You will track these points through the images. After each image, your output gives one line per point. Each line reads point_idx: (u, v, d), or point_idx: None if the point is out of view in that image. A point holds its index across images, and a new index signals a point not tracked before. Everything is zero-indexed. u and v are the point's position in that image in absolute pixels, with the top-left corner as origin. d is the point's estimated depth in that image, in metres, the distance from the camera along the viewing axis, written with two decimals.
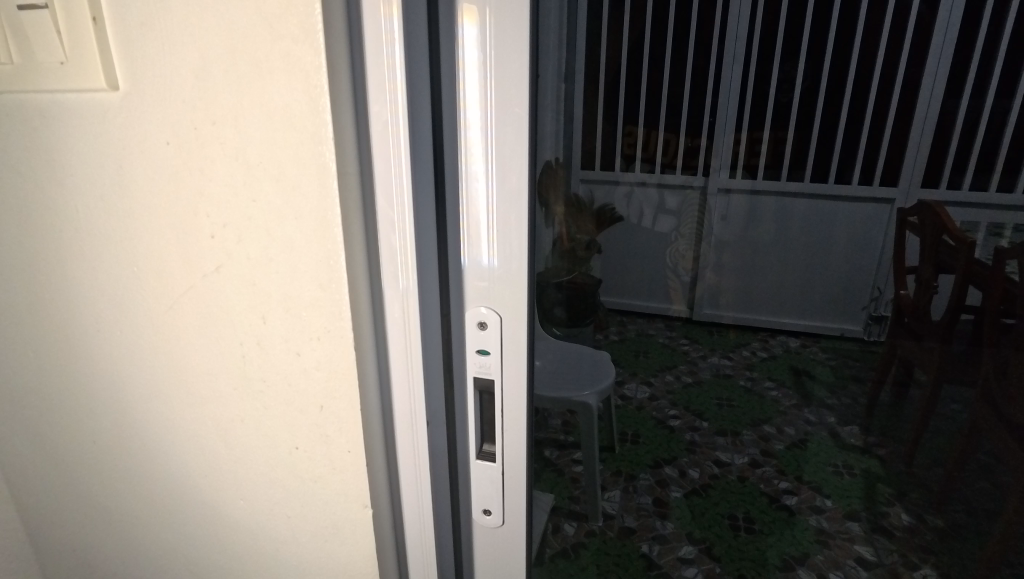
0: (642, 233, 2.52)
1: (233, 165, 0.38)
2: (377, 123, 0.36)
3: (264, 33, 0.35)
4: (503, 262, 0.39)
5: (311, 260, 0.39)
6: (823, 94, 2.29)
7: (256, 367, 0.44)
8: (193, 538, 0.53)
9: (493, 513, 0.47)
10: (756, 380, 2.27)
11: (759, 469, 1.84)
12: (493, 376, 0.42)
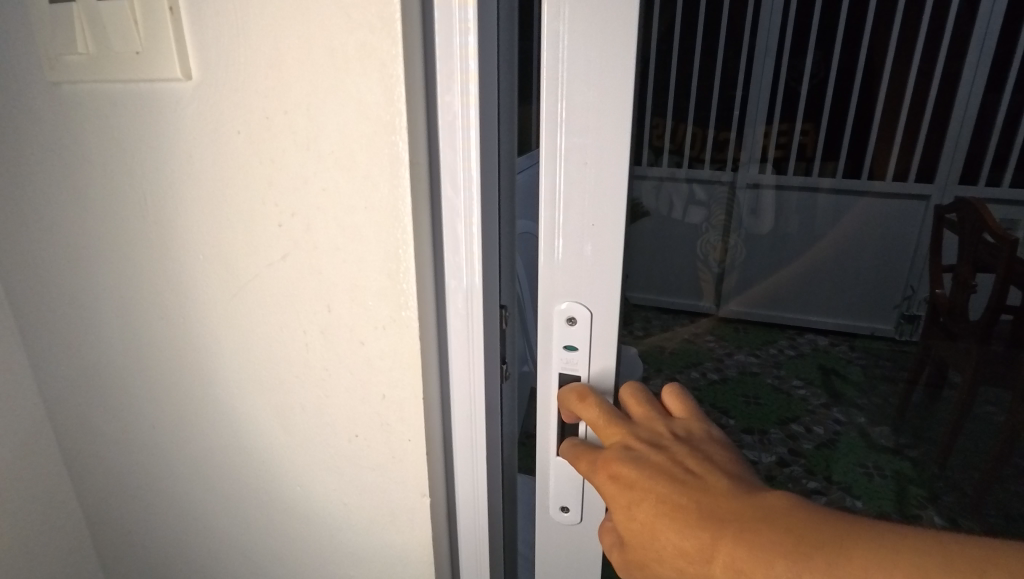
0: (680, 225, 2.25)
1: (305, 154, 0.46)
2: (448, 113, 0.46)
3: (341, 23, 0.42)
4: (593, 255, 0.49)
5: (377, 240, 0.47)
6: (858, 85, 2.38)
7: (322, 330, 0.52)
8: (319, 507, 0.61)
9: (571, 512, 0.59)
10: (784, 378, 2.42)
11: (788, 468, 2.03)
12: (580, 369, 0.53)
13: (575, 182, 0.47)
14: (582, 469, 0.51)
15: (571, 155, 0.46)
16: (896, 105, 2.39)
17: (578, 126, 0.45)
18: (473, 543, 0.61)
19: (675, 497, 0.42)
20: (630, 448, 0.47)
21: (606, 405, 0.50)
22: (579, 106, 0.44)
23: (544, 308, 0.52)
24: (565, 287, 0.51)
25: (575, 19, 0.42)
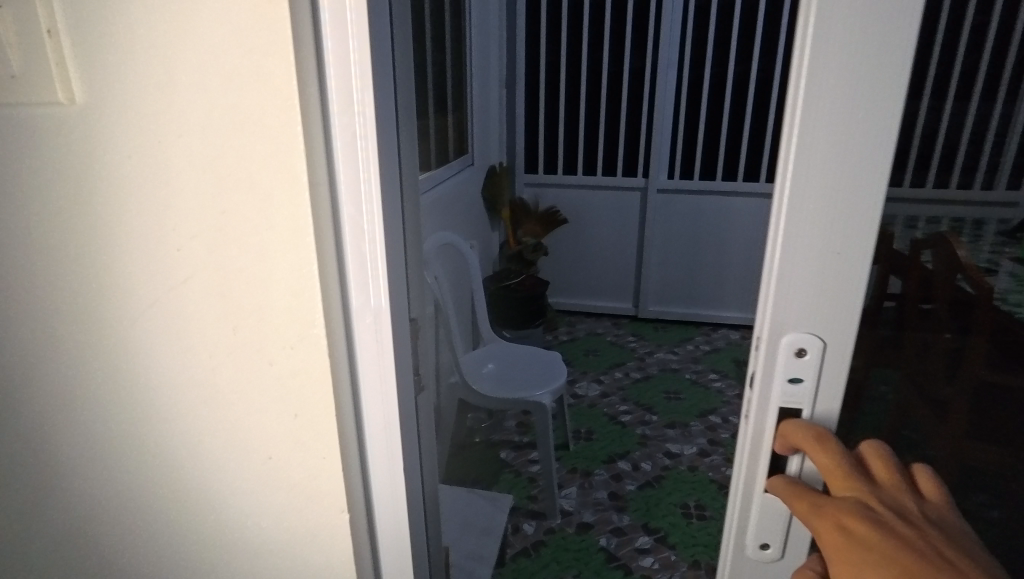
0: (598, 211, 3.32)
1: (202, 174, 0.46)
2: (348, 136, 0.46)
3: (235, 47, 0.43)
4: (831, 283, 0.53)
5: (282, 259, 0.48)
6: (752, 94, 3.03)
7: (230, 352, 0.52)
8: (235, 532, 0.60)
9: (772, 548, 0.63)
10: (702, 373, 2.84)
11: (708, 458, 2.21)
12: (801, 403, 0.57)
13: (818, 223, 0.51)
14: (800, 509, 0.55)
15: (818, 191, 0.50)
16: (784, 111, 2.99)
17: (831, 167, 0.49)
18: (395, 558, 0.61)
19: (922, 571, 0.46)
20: (871, 509, 0.51)
21: (847, 458, 0.54)
22: (839, 142, 0.49)
23: (770, 343, 0.56)
24: (797, 320, 0.54)
25: (835, 89, 0.47)
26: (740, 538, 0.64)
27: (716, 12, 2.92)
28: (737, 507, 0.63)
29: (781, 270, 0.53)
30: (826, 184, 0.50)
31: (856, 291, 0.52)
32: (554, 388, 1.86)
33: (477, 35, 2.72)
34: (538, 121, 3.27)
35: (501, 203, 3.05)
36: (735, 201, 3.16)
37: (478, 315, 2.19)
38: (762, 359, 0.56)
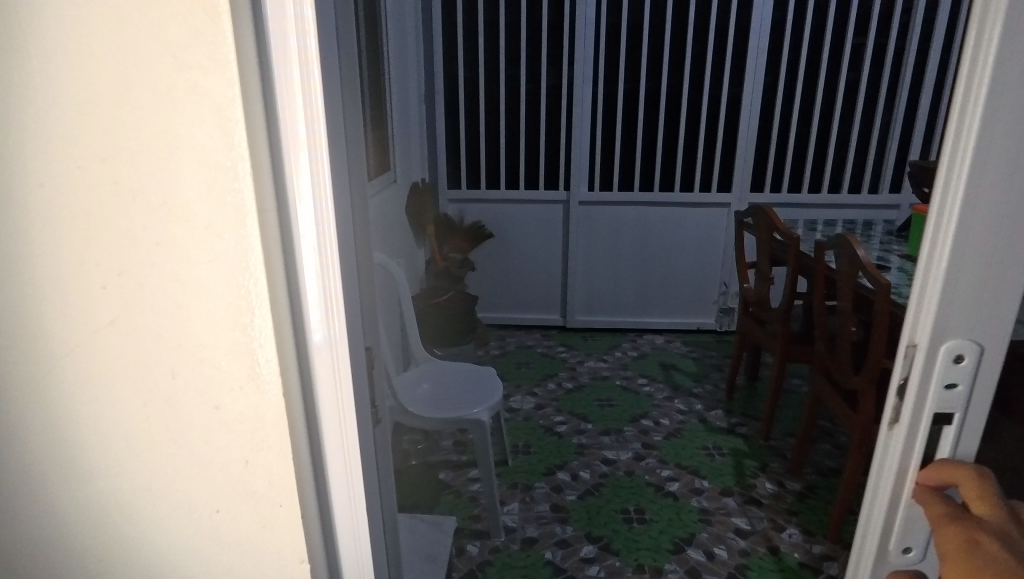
0: (522, 225, 3.35)
1: (153, 187, 0.51)
2: (291, 152, 0.51)
3: (178, 71, 0.49)
4: (996, 291, 0.61)
5: (232, 263, 0.53)
6: (664, 106, 3.17)
7: (179, 355, 0.56)
8: (188, 535, 0.62)
9: (913, 551, 0.72)
10: (632, 379, 2.92)
11: (643, 461, 2.27)
12: (953, 406, 0.65)
13: (981, 243, 0.59)
14: (938, 522, 0.65)
15: (986, 214, 0.58)
16: (696, 123, 3.18)
17: (996, 191, 0.57)
18: (352, 556, 0.64)
19: None
20: (1011, 538, 0.61)
21: (998, 493, 0.63)
22: (1007, 169, 0.57)
23: (931, 353, 0.63)
24: (960, 331, 0.62)
25: (1003, 123, 0.56)
26: (882, 544, 0.72)
27: (626, 30, 3.04)
28: (878, 514, 0.71)
29: (946, 284, 0.61)
30: (994, 207, 0.58)
31: (1010, 300, 0.61)
32: (491, 405, 1.83)
33: (394, 50, 2.69)
34: (460, 136, 3.27)
35: (426, 220, 3.02)
36: (652, 210, 3.28)
37: (410, 334, 2.15)
38: (923, 369, 0.64)
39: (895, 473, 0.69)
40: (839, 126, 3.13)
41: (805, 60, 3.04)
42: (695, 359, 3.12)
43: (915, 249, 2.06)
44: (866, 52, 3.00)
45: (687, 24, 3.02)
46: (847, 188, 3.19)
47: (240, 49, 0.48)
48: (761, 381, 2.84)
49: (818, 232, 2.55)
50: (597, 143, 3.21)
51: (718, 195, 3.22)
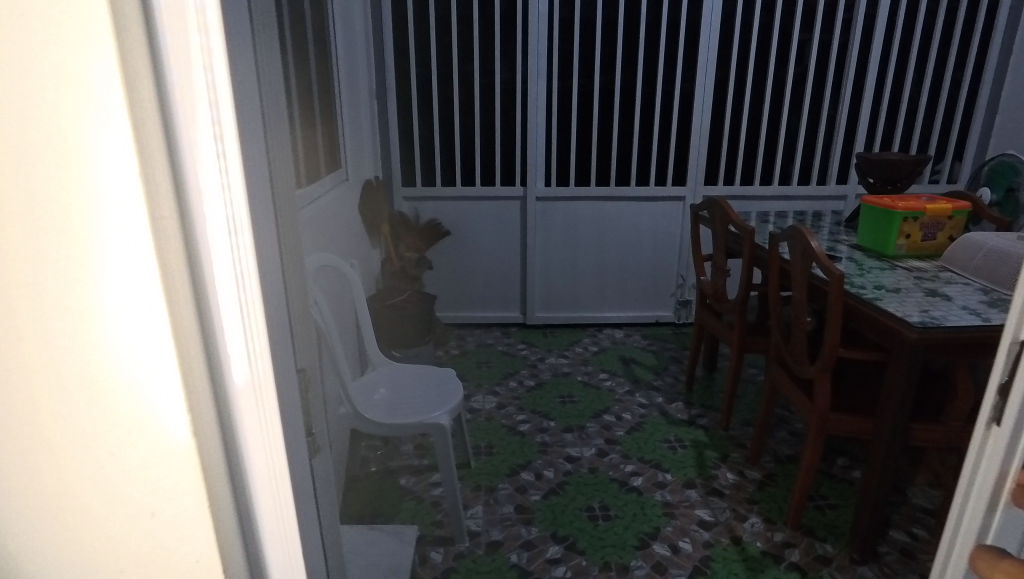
0: (478, 222, 3.31)
1: (33, 173, 0.48)
2: (189, 135, 0.48)
3: (56, 49, 0.46)
4: None
5: (128, 253, 0.50)
6: (619, 101, 3.16)
7: (71, 353, 0.52)
8: (89, 551, 0.58)
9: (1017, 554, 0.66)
10: (593, 374, 2.91)
11: (606, 457, 2.26)
12: None
13: None
14: None
15: None
16: (650, 118, 3.19)
17: None
18: (279, 561, 0.62)
19: None
20: None
21: None
22: None
23: None
24: None
25: None
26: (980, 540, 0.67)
27: (579, 25, 3.02)
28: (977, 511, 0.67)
29: None
30: None
31: None
32: (450, 407, 1.78)
33: (342, 45, 2.60)
34: (413, 133, 3.20)
35: (380, 220, 2.94)
36: (609, 205, 3.29)
37: (365, 338, 2.08)
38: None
39: (996, 472, 0.65)
40: (788, 120, 3.19)
41: (754, 55, 3.07)
42: (654, 351, 3.15)
43: (864, 239, 2.11)
44: (813, 47, 3.06)
45: (639, 19, 3.02)
46: (796, 180, 3.27)
47: (128, 25, 0.46)
48: (718, 371, 2.88)
49: (771, 224, 2.59)
50: (552, 139, 3.19)
51: (672, 188, 3.25)
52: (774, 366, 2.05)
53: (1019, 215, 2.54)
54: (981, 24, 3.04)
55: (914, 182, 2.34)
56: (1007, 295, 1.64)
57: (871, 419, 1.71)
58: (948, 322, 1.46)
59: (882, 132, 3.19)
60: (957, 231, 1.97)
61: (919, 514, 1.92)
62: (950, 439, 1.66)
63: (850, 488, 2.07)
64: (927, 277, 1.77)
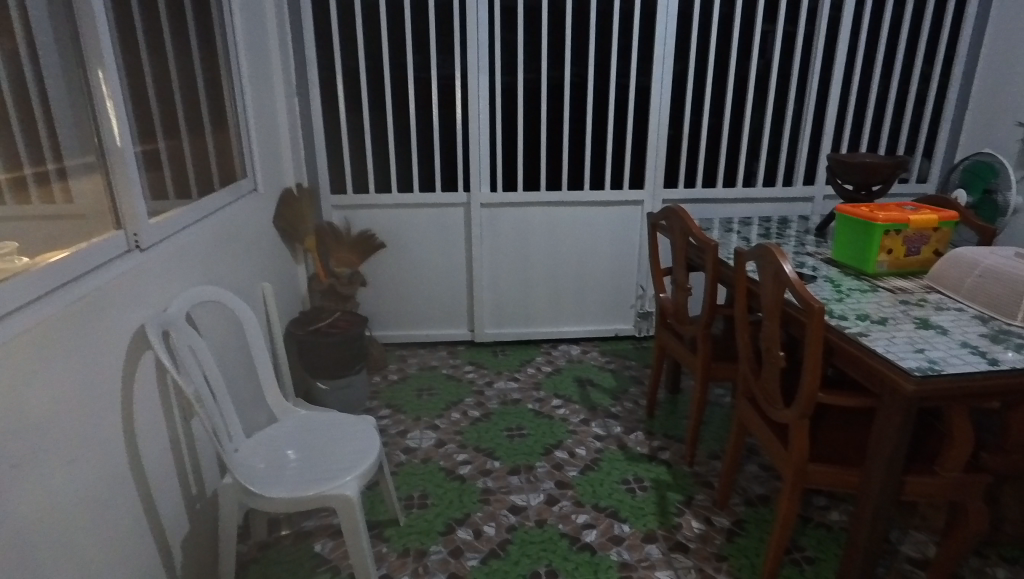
0: (418, 232, 3.00)
1: None
2: None
3: None
4: None
5: None
6: (569, 95, 2.86)
7: None
8: None
9: None
10: (545, 401, 2.63)
11: (556, 506, 1.98)
12: None
13: None
14: None
15: None
16: (603, 115, 2.91)
17: None
18: None
19: None
20: None
21: None
22: None
23: None
24: None
25: None
26: None
27: (522, 13, 2.71)
28: None
29: None
30: None
31: None
32: (359, 472, 1.51)
33: (245, 34, 2.24)
34: (341, 135, 2.85)
35: (304, 230, 2.61)
36: (561, 211, 3.01)
37: (266, 383, 1.77)
38: None
39: None
40: (752, 117, 2.95)
41: (714, 48, 2.83)
42: (613, 371, 2.88)
43: (840, 254, 1.87)
44: (776, 39, 2.82)
45: (589, 7, 2.73)
46: (760, 181, 3.04)
47: None
48: (682, 394, 2.64)
49: (735, 234, 2.35)
50: (496, 140, 2.89)
51: (629, 192, 2.98)
52: (744, 402, 1.80)
53: (999, 219, 2.35)
54: (952, 13, 2.84)
55: (891, 187, 2.11)
56: (1007, 325, 1.41)
57: (855, 470, 1.47)
58: (950, 368, 1.21)
59: (849, 130, 2.98)
60: (943, 245, 1.75)
61: (905, 565, 1.69)
62: (947, 493, 1.42)
63: (830, 535, 1.83)
64: (914, 304, 1.54)
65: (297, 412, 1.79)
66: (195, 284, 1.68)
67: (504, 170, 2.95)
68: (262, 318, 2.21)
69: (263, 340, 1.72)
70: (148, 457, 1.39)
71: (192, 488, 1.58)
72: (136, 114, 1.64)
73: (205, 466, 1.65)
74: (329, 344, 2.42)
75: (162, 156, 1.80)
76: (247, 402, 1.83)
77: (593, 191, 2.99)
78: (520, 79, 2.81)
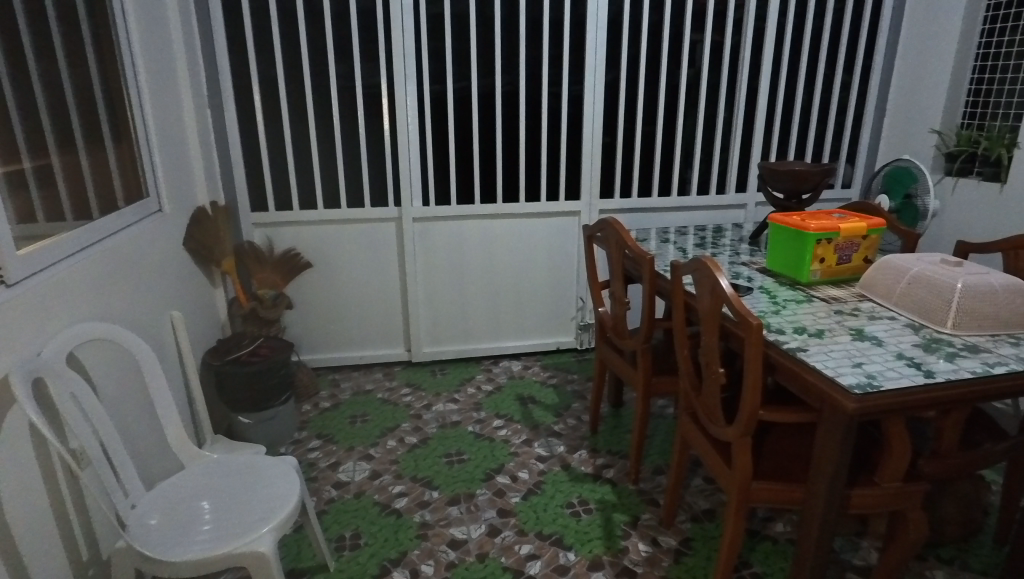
0: (347, 249, 2.85)
1: None
2: None
3: None
4: None
5: None
6: (501, 104, 2.78)
7: None
8: None
9: None
10: (486, 422, 2.52)
11: (498, 536, 1.88)
12: None
13: None
14: None
15: None
16: (536, 125, 2.84)
17: None
18: None
19: None
20: None
21: None
22: None
23: None
24: None
25: None
26: None
27: (449, 21, 2.62)
28: None
29: None
30: None
31: None
32: (276, 521, 1.36)
33: (145, 39, 2.05)
34: (259, 149, 2.68)
35: (220, 250, 2.41)
36: (497, 223, 2.93)
37: (168, 427, 1.59)
38: None
39: None
40: (685, 125, 2.95)
41: (645, 57, 2.81)
42: (555, 387, 2.81)
43: (774, 263, 1.86)
44: (705, 48, 2.83)
45: (517, 15, 2.67)
46: (694, 189, 3.05)
47: None
48: (625, 408, 2.59)
49: (672, 244, 2.32)
50: (427, 151, 2.78)
51: (566, 203, 2.93)
52: (686, 417, 1.75)
53: (919, 223, 2.41)
54: (868, 23, 2.93)
55: (820, 194, 2.13)
56: (938, 332, 1.41)
57: (799, 487, 1.43)
58: (889, 383, 1.18)
59: (777, 137, 3.03)
60: (872, 251, 1.75)
61: (851, 574, 1.67)
62: (888, 504, 1.40)
63: (776, 549, 1.80)
64: (848, 313, 1.53)
65: (207, 455, 1.63)
66: (80, 321, 1.49)
67: (436, 182, 2.84)
68: (171, 349, 2.02)
69: (163, 379, 1.56)
70: (24, 528, 1.20)
71: (82, 552, 1.40)
72: (4, 129, 1.44)
73: (98, 526, 1.47)
74: (250, 374, 2.23)
75: (44, 175, 1.60)
76: (145, 447, 1.64)
77: (529, 202, 2.92)
78: (450, 88, 2.71)
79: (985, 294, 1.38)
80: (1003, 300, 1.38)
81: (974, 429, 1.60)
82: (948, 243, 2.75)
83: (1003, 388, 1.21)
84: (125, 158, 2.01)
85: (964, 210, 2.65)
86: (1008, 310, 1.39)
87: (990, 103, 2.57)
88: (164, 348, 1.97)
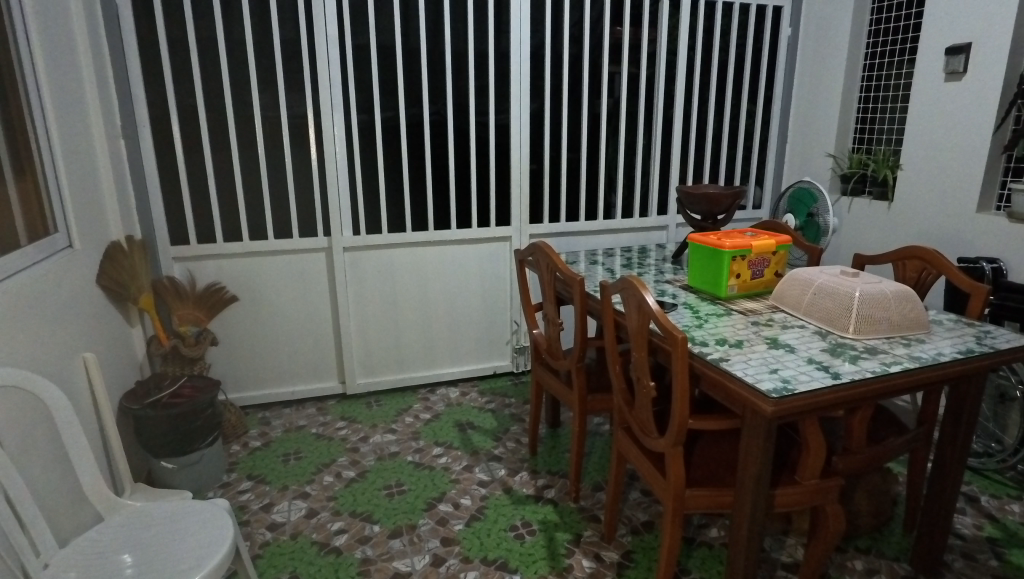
0: (276, 281, 2.78)
1: None
2: None
3: None
4: None
5: None
6: (429, 134, 2.82)
7: None
8: None
9: None
10: (425, 451, 2.50)
11: (443, 565, 1.86)
12: None
13: None
14: None
15: None
16: (466, 153, 2.89)
17: None
18: None
19: None
20: None
21: None
22: None
23: None
24: None
25: None
26: None
27: (376, 52, 2.64)
28: None
29: None
30: None
31: None
32: (207, 569, 1.30)
33: (52, 68, 1.96)
34: (178, 181, 2.59)
35: (137, 286, 2.30)
36: (429, 250, 2.94)
37: (84, 476, 1.50)
38: None
39: None
40: (607, 151, 3.09)
41: (567, 88, 2.93)
42: (493, 411, 2.82)
43: (695, 280, 1.97)
44: (621, 79, 2.99)
45: (443, 46, 2.73)
46: (619, 212, 3.18)
47: None
48: (562, 428, 2.64)
49: (600, 265, 2.41)
50: (356, 180, 2.76)
51: (497, 229, 2.99)
52: (621, 432, 1.81)
53: (822, 239, 2.61)
54: (767, 58, 3.19)
55: (733, 215, 2.27)
56: (842, 337, 1.54)
57: (728, 491, 1.51)
58: (802, 385, 1.28)
59: (692, 162, 3.22)
60: (781, 266, 1.90)
61: (781, 571, 1.76)
62: (808, 500, 1.50)
63: (712, 554, 1.87)
64: (764, 324, 1.65)
65: (128, 503, 1.54)
66: None
67: (366, 212, 2.83)
68: (86, 394, 1.90)
69: (77, 427, 1.46)
70: None
71: None
72: None
73: None
74: (175, 416, 2.11)
75: None
76: (58, 500, 1.54)
77: (461, 229, 2.95)
78: (378, 118, 2.72)
79: (879, 301, 1.53)
80: (894, 306, 1.54)
81: (879, 426, 1.74)
82: (847, 256, 3.00)
83: (900, 384, 1.33)
84: (31, 191, 1.88)
85: (858, 226, 2.91)
86: (899, 314, 1.54)
87: (874, 130, 2.84)
88: (77, 393, 1.85)
